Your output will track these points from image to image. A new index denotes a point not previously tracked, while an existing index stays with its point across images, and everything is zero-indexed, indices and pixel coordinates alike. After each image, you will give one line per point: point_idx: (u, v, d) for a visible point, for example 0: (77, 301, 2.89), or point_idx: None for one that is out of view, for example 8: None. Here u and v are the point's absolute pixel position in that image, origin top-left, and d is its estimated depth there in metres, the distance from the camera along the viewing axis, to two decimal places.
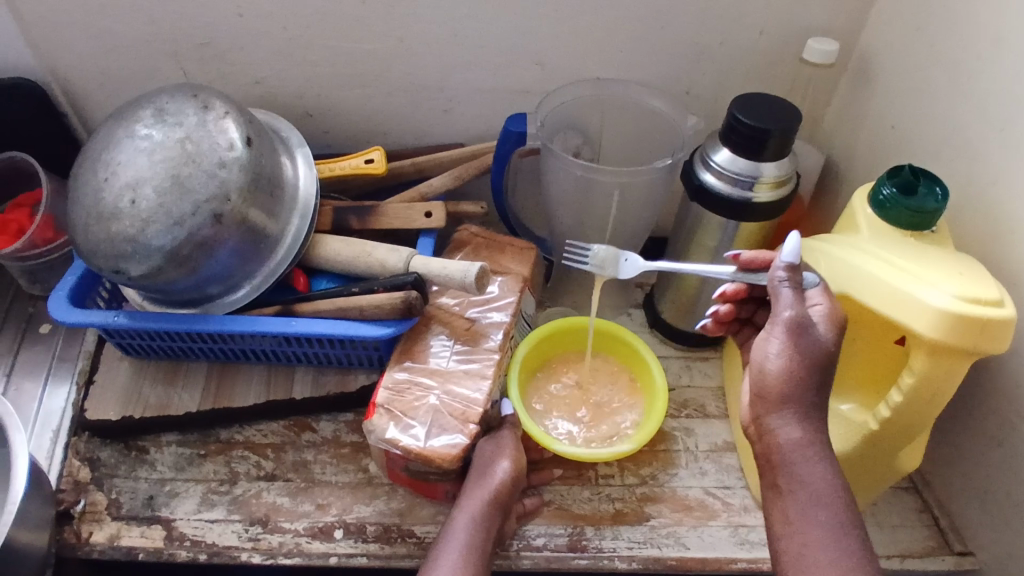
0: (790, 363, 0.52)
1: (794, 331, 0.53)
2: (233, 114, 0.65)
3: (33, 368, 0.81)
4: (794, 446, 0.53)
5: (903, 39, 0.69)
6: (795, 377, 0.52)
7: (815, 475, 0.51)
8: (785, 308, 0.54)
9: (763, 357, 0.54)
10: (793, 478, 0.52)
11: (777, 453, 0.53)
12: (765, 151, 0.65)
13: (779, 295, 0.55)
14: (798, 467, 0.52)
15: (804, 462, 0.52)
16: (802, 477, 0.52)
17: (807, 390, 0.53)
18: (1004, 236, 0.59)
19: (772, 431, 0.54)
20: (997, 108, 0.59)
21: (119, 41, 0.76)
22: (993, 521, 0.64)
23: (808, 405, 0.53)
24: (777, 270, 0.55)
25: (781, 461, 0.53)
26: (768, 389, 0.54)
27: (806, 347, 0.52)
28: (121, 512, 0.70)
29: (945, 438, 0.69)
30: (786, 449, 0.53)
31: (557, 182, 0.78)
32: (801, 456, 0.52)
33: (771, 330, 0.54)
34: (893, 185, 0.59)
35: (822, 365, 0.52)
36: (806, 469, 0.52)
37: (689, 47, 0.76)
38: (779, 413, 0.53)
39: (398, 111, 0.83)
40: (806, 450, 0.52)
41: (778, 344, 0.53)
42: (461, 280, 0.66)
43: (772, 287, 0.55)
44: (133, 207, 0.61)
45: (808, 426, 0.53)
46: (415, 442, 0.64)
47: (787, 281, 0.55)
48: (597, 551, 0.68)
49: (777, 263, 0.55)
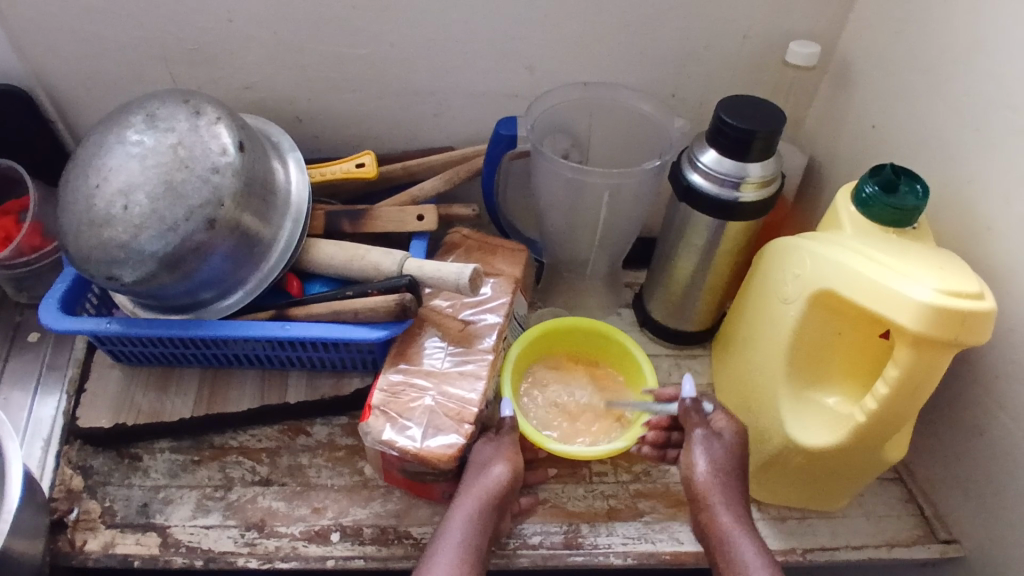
0: (713, 460, 0.65)
1: (706, 439, 0.67)
2: (225, 120, 0.66)
3: (22, 377, 0.81)
4: (728, 528, 0.62)
5: (882, 42, 0.71)
6: (715, 476, 0.64)
7: (750, 556, 0.59)
8: (699, 425, 0.68)
9: (691, 465, 0.66)
10: (732, 563, 0.59)
11: (715, 538, 0.62)
12: (751, 152, 0.66)
13: (690, 425, 0.68)
14: (736, 547, 0.60)
15: (739, 543, 0.60)
16: (738, 556, 0.59)
17: (728, 487, 0.64)
18: (982, 233, 0.61)
19: (709, 520, 0.63)
20: (973, 110, 0.61)
21: (107, 47, 0.76)
22: (976, 509, 0.66)
23: (733, 498, 0.64)
24: (686, 405, 0.69)
25: (720, 543, 0.61)
26: (696, 487, 0.65)
27: (718, 451, 0.66)
28: (115, 520, 0.70)
29: (928, 429, 0.71)
30: (720, 533, 0.62)
31: (548, 184, 0.79)
32: (737, 536, 0.61)
33: (693, 444, 0.67)
34: (875, 184, 0.61)
35: (734, 465, 0.65)
36: (741, 547, 0.60)
37: (675, 51, 0.78)
38: (708, 504, 0.64)
39: (388, 115, 0.84)
40: (738, 531, 0.61)
41: (700, 453, 0.66)
42: (455, 282, 0.67)
43: (685, 420, 0.69)
44: (126, 213, 0.61)
45: (734, 511, 0.63)
46: (412, 443, 0.64)
47: (694, 412, 0.68)
48: (592, 547, 0.69)
49: (683, 398, 0.69)
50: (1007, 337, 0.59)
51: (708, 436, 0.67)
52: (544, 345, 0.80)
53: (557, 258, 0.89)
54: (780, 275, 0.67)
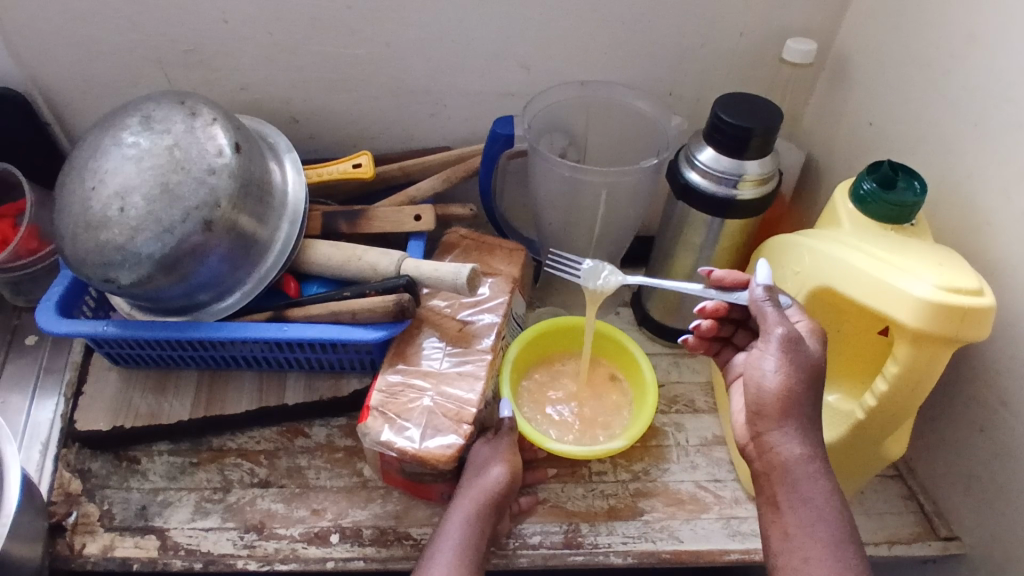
0: (791, 374, 0.53)
1: (790, 343, 0.54)
2: (221, 121, 0.65)
3: (19, 380, 0.80)
4: (798, 461, 0.53)
5: (878, 38, 0.71)
6: (795, 393, 0.53)
7: (816, 492, 0.52)
8: (778, 324, 0.55)
9: (760, 375, 0.54)
10: (794, 494, 0.52)
11: (780, 468, 0.53)
12: (749, 150, 0.66)
13: (763, 314, 0.57)
14: (801, 477, 0.52)
15: (806, 478, 0.52)
16: (803, 494, 0.52)
17: (805, 406, 0.54)
18: (981, 228, 0.61)
19: (775, 447, 0.54)
20: (971, 105, 0.60)
21: (102, 49, 0.76)
22: (977, 505, 0.66)
23: (807, 421, 0.54)
24: (757, 292, 0.59)
25: (783, 475, 0.53)
26: (767, 405, 0.54)
27: (801, 361, 0.54)
28: (114, 523, 0.70)
29: (928, 425, 0.71)
30: (787, 464, 0.53)
31: (546, 183, 0.79)
32: (804, 473, 0.52)
33: (768, 348, 0.55)
34: (873, 180, 0.60)
35: (817, 379, 0.54)
36: (808, 484, 0.52)
37: (671, 49, 0.78)
38: (781, 426, 0.54)
39: (385, 115, 0.84)
40: (808, 463, 0.53)
41: (775, 359, 0.54)
42: (453, 282, 0.67)
43: (755, 308, 0.58)
44: (122, 215, 0.61)
45: (808, 439, 0.53)
46: (410, 443, 0.64)
47: (768, 301, 0.58)
48: (592, 547, 0.69)
49: (755, 286, 0.59)
50: (1007, 333, 0.59)
51: (792, 341, 0.54)
52: (543, 344, 0.80)
53: None
54: (778, 272, 0.67)
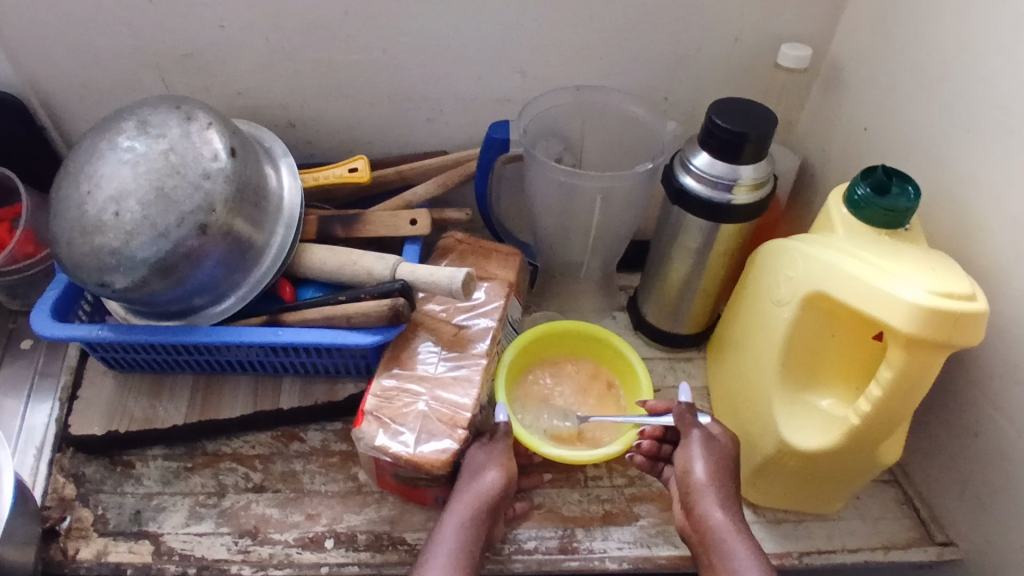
0: (709, 462, 0.64)
1: (704, 438, 0.66)
2: (216, 125, 0.66)
3: (14, 385, 0.80)
4: (723, 530, 0.60)
5: (871, 45, 0.71)
6: (714, 477, 0.63)
7: (744, 555, 0.58)
8: (694, 425, 0.67)
9: (686, 463, 0.65)
10: (724, 555, 0.59)
11: (710, 536, 0.61)
12: (743, 155, 0.66)
13: (686, 420, 0.68)
14: (729, 542, 0.59)
15: (732, 541, 0.59)
16: (731, 552, 0.58)
17: (723, 488, 0.63)
18: (973, 233, 0.61)
19: (703, 518, 0.62)
20: (963, 111, 0.61)
21: (98, 55, 0.76)
22: (972, 510, 0.66)
23: (727, 498, 0.63)
24: (679, 404, 0.69)
25: (714, 542, 0.60)
26: (690, 486, 0.64)
27: (714, 452, 0.65)
28: (108, 528, 0.70)
29: (923, 430, 0.71)
30: (716, 531, 0.60)
31: (541, 188, 0.79)
32: (731, 538, 0.59)
33: (688, 442, 0.66)
34: (867, 185, 0.61)
35: (729, 468, 0.65)
36: (734, 545, 0.59)
37: (667, 55, 0.78)
38: (703, 501, 0.62)
39: (381, 120, 0.84)
40: (733, 529, 0.60)
41: (697, 452, 0.65)
42: (448, 286, 0.67)
43: (679, 418, 0.68)
44: (117, 219, 0.61)
45: (729, 513, 0.61)
46: (404, 448, 0.64)
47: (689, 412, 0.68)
48: (588, 552, 0.69)
49: (678, 400, 0.70)
50: (1000, 337, 0.59)
51: (705, 437, 0.66)
52: (538, 350, 0.80)
53: (552, 262, 0.89)
54: (774, 277, 0.67)
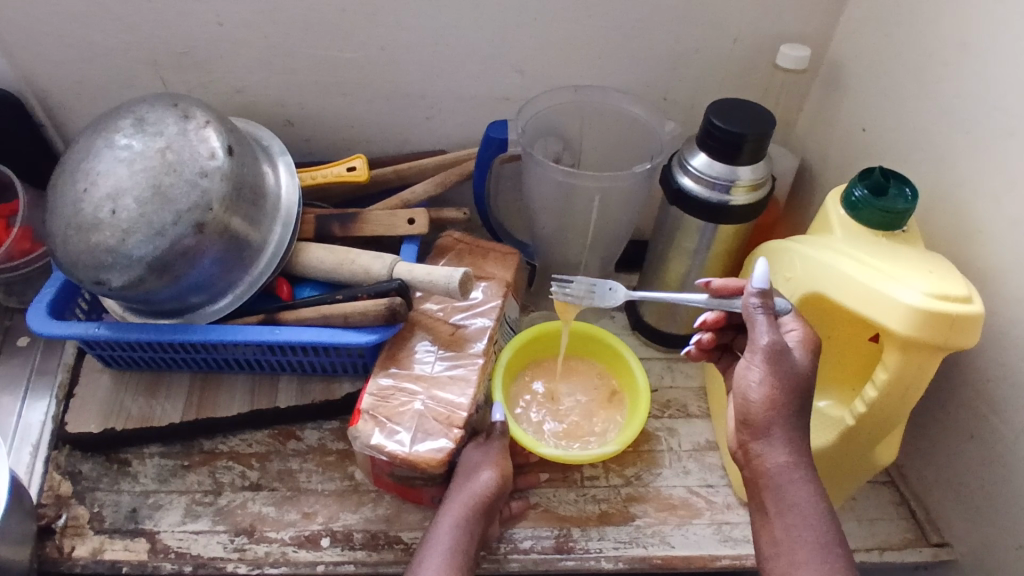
0: (775, 386, 0.52)
1: (773, 355, 0.52)
2: (214, 123, 0.65)
3: (10, 382, 0.80)
4: (782, 471, 0.52)
5: (871, 46, 0.71)
6: (779, 403, 0.52)
7: (803, 499, 0.51)
8: (762, 334, 0.53)
9: (745, 386, 0.54)
10: (780, 501, 0.52)
11: (766, 475, 0.53)
12: (741, 155, 0.66)
13: (755, 321, 0.54)
14: (786, 487, 0.51)
15: (793, 486, 0.52)
16: (789, 500, 0.51)
17: (790, 414, 0.53)
18: (971, 236, 0.61)
19: (760, 456, 0.53)
20: (962, 112, 0.60)
21: (95, 50, 0.76)
22: (967, 511, 0.66)
23: (793, 428, 0.53)
24: (750, 297, 0.55)
25: (770, 484, 0.52)
26: (751, 413, 0.53)
27: (785, 374, 0.53)
28: (103, 526, 0.70)
29: (920, 431, 0.71)
30: (773, 472, 0.52)
31: (540, 187, 0.79)
32: (791, 482, 0.52)
33: (752, 359, 0.53)
34: (864, 187, 0.61)
35: (803, 389, 0.53)
36: (793, 492, 0.51)
37: (666, 55, 0.78)
38: (766, 434, 0.53)
39: (379, 119, 0.84)
40: (794, 471, 0.52)
41: (761, 373, 0.53)
42: (445, 285, 0.67)
43: (747, 313, 0.55)
44: (113, 217, 0.61)
45: (793, 448, 0.52)
46: (400, 447, 0.64)
47: (761, 308, 0.54)
48: (583, 552, 0.69)
49: (749, 289, 0.55)
50: (997, 339, 0.59)
51: (777, 351, 0.53)
52: (536, 349, 0.80)
53: (550, 261, 0.89)
54: (769, 278, 0.67)
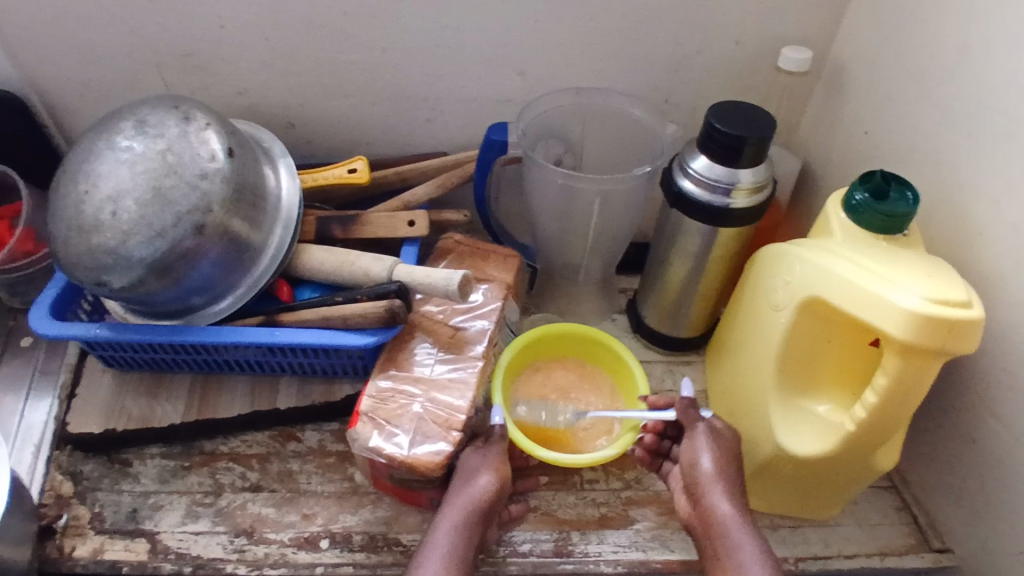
0: (716, 454, 0.65)
1: (709, 431, 0.67)
2: (215, 126, 0.66)
3: (12, 382, 0.80)
4: (731, 522, 0.60)
5: (872, 48, 0.71)
6: (720, 468, 0.64)
7: (749, 546, 0.58)
8: (699, 419, 0.67)
9: (692, 455, 0.66)
10: (730, 547, 0.59)
11: (715, 524, 0.61)
12: (742, 159, 0.66)
13: (688, 413, 0.68)
14: (734, 535, 0.59)
15: (741, 536, 0.59)
16: (736, 545, 0.59)
17: (731, 480, 0.63)
18: (973, 239, 0.60)
19: (710, 509, 0.62)
20: (964, 115, 0.60)
21: (98, 53, 0.76)
22: (969, 517, 0.66)
23: (735, 491, 0.63)
24: (683, 397, 0.69)
25: (721, 532, 0.60)
26: (697, 477, 0.64)
27: (721, 445, 0.66)
28: (104, 526, 0.70)
29: (922, 436, 0.70)
30: (723, 520, 0.61)
31: (540, 190, 0.79)
32: (738, 531, 0.60)
33: (694, 434, 0.67)
34: (865, 191, 0.60)
35: (736, 461, 0.65)
36: (740, 537, 0.59)
37: (667, 56, 0.78)
38: (710, 495, 0.63)
39: (381, 121, 0.84)
40: (738, 521, 0.60)
41: (702, 443, 0.66)
42: (445, 288, 0.66)
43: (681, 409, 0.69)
44: (114, 219, 0.61)
45: (738, 505, 0.62)
46: (399, 450, 0.64)
47: (693, 404, 0.68)
48: (582, 555, 0.69)
49: (681, 394, 0.69)
50: (998, 343, 0.59)
51: (709, 428, 0.67)
52: (535, 352, 0.80)
53: (551, 263, 0.89)
54: (770, 281, 0.67)
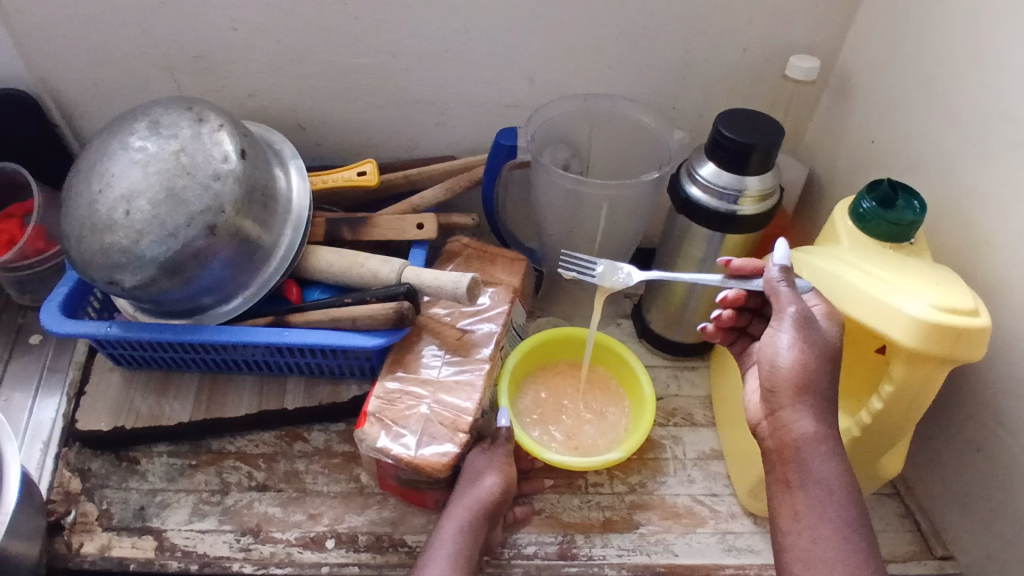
0: (806, 355, 0.54)
1: (804, 323, 0.55)
2: (227, 127, 0.66)
3: (22, 380, 0.81)
4: (809, 442, 0.53)
5: (880, 57, 0.71)
6: (808, 373, 0.54)
7: (828, 474, 0.52)
8: (792, 303, 0.56)
9: (774, 353, 0.55)
10: (806, 473, 0.53)
11: (793, 445, 0.54)
12: (750, 166, 0.66)
13: (778, 294, 0.57)
14: (813, 456, 0.53)
15: (819, 458, 0.53)
16: (815, 473, 0.53)
17: (819, 387, 0.54)
18: (979, 247, 0.61)
19: (787, 426, 0.54)
20: (972, 124, 0.61)
21: (111, 54, 0.77)
22: (973, 524, 0.66)
23: (822, 400, 0.54)
24: (772, 272, 0.58)
25: (796, 455, 0.54)
26: (781, 382, 0.55)
27: (815, 342, 0.54)
28: (112, 523, 0.70)
29: (927, 443, 0.71)
30: (800, 443, 0.54)
31: (548, 194, 0.80)
32: (817, 452, 0.53)
33: (781, 325, 0.55)
34: (872, 199, 0.61)
35: (830, 360, 0.55)
36: (821, 464, 0.53)
37: (676, 64, 0.78)
38: (794, 406, 0.54)
39: (390, 124, 0.85)
40: (823, 444, 0.53)
41: (790, 340, 0.55)
42: (453, 291, 0.67)
43: (770, 288, 0.58)
44: (127, 218, 0.61)
45: (822, 421, 0.54)
46: (406, 450, 0.65)
47: (783, 281, 0.57)
48: (587, 559, 0.69)
49: (771, 266, 0.58)
50: (1003, 352, 0.59)
51: (805, 318, 0.55)
52: (542, 355, 0.81)
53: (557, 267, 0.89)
54: None
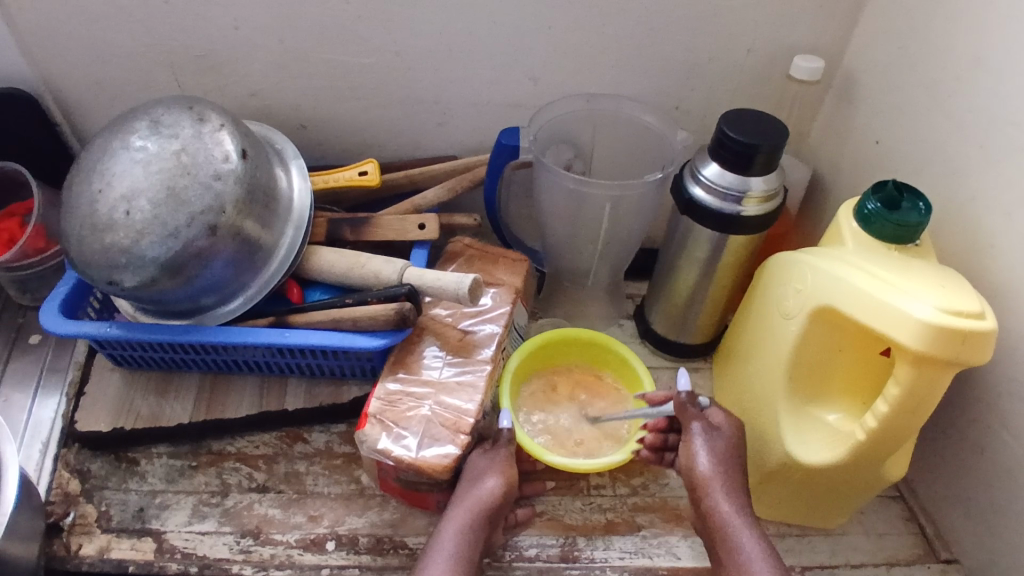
0: (714, 457, 0.64)
1: (705, 432, 0.65)
2: (228, 127, 0.66)
3: (21, 379, 0.81)
4: (733, 529, 0.61)
5: (885, 58, 0.71)
6: (717, 470, 0.63)
7: (753, 550, 0.59)
8: (695, 419, 0.66)
9: (691, 460, 0.65)
10: (734, 556, 0.59)
11: (719, 534, 0.61)
12: (754, 166, 0.66)
13: (685, 415, 0.67)
14: (738, 541, 0.60)
15: (745, 540, 0.60)
16: (744, 552, 0.59)
17: (730, 481, 0.63)
18: (984, 250, 0.60)
19: (713, 516, 0.62)
20: (977, 126, 0.60)
21: (113, 53, 0.76)
22: (977, 528, 0.66)
23: (734, 493, 0.63)
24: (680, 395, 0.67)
25: (723, 541, 0.61)
26: (696, 482, 0.64)
27: (718, 446, 0.65)
28: (111, 524, 0.70)
29: (930, 446, 0.70)
30: (725, 530, 0.61)
31: (550, 195, 0.79)
32: (744, 536, 0.60)
33: (692, 437, 0.66)
34: (877, 200, 0.60)
35: (735, 456, 0.65)
36: (745, 544, 0.59)
37: (679, 64, 0.78)
38: (710, 499, 0.62)
39: (392, 124, 0.84)
40: (742, 527, 0.60)
41: (700, 448, 0.64)
42: (455, 291, 0.67)
43: (677, 410, 0.67)
44: (128, 218, 0.61)
45: (739, 506, 0.62)
46: (407, 452, 0.64)
47: (689, 403, 0.67)
48: (589, 561, 0.69)
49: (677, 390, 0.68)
50: (1008, 355, 0.59)
51: (706, 429, 0.66)
52: (544, 355, 0.80)
53: (559, 268, 0.89)
54: (781, 289, 0.67)
